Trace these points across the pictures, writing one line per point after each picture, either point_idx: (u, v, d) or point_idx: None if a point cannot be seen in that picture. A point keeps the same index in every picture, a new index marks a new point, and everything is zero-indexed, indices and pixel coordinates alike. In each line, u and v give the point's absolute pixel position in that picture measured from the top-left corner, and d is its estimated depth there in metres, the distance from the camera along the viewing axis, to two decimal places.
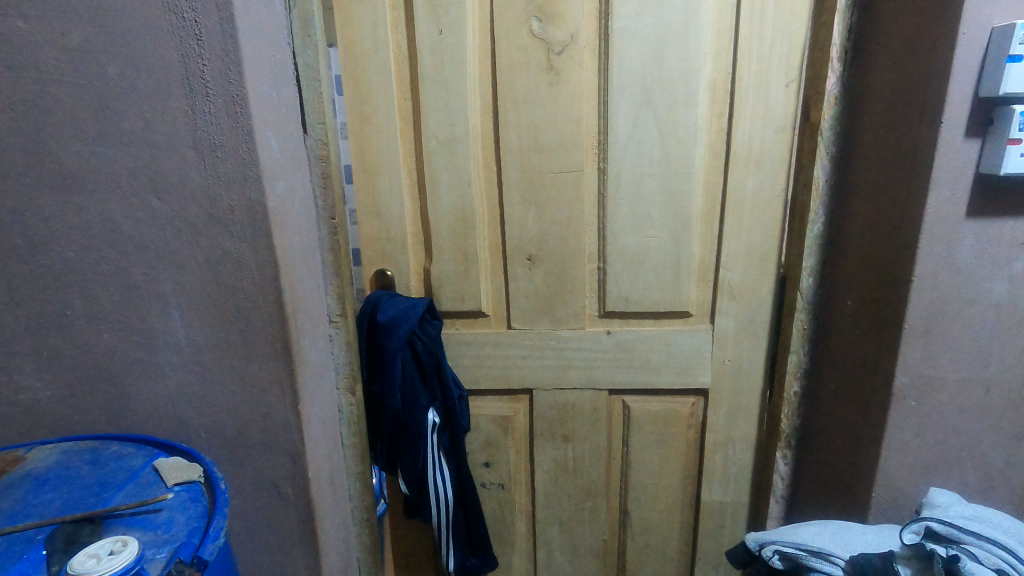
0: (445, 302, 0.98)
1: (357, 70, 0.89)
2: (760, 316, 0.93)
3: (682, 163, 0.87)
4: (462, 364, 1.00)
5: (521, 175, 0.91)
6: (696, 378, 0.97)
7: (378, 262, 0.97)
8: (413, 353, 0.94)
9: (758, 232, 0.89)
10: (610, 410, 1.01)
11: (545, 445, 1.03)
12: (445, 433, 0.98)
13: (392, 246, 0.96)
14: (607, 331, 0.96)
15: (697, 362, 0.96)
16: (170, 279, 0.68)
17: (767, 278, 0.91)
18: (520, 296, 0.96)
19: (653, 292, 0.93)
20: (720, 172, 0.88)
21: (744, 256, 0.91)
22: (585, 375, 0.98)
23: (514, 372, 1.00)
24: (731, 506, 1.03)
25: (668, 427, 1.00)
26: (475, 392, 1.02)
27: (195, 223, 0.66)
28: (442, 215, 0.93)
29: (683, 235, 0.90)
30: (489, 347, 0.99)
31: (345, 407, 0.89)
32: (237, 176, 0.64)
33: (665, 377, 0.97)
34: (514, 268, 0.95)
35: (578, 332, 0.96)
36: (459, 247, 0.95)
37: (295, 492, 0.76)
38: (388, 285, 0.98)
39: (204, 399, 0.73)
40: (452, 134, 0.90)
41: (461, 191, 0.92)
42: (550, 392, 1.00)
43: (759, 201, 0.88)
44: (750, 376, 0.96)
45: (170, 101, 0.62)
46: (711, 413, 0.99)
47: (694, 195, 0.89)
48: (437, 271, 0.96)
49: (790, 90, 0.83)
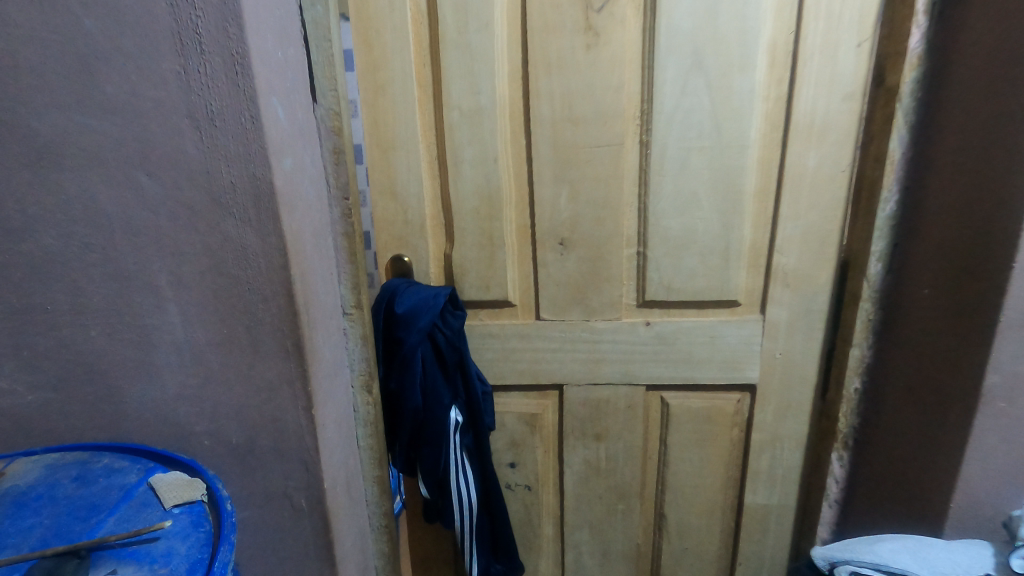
0: (468, 291, 0.90)
1: (371, 33, 0.80)
2: (817, 305, 0.84)
3: (735, 135, 0.78)
4: (485, 358, 0.93)
5: (554, 151, 0.82)
6: (742, 373, 0.89)
7: (394, 247, 0.90)
8: (433, 347, 0.88)
9: (818, 213, 0.80)
10: (647, 407, 0.93)
11: (575, 444, 0.96)
12: (468, 433, 0.93)
13: (410, 230, 0.88)
14: (646, 322, 0.88)
15: (743, 356, 0.88)
16: (166, 269, 0.60)
17: (826, 264, 0.82)
18: (550, 283, 0.88)
19: (697, 279, 0.85)
20: (778, 145, 0.79)
21: (802, 240, 0.81)
22: (620, 370, 0.91)
23: (542, 366, 0.93)
24: (777, 509, 0.95)
25: (710, 425, 0.92)
26: (500, 388, 0.95)
27: (191, 205, 0.58)
28: (466, 196, 0.85)
29: (734, 216, 0.81)
30: (515, 339, 0.92)
31: (361, 407, 0.82)
32: (238, 149, 0.56)
33: (707, 372, 0.89)
34: (544, 253, 0.87)
35: (613, 323, 0.89)
36: (484, 230, 0.87)
37: (309, 504, 0.69)
38: (405, 273, 0.90)
39: (206, 404, 0.65)
40: (479, 104, 0.81)
41: (487, 168, 0.84)
42: (582, 388, 0.93)
43: (820, 177, 0.78)
44: (803, 372, 0.87)
45: (159, 61, 0.53)
46: (757, 411, 0.90)
47: (748, 171, 0.80)
48: (459, 256, 0.89)
49: (862, 51, 0.73)
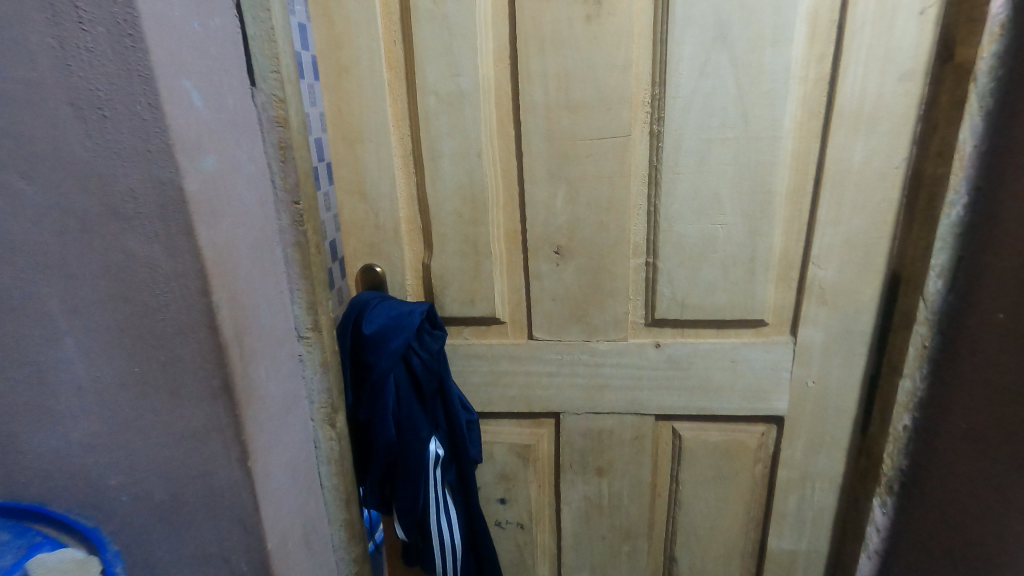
0: (449, 306, 0.78)
1: (331, 4, 0.67)
2: (858, 326, 0.71)
3: (765, 124, 0.65)
4: (471, 382, 0.81)
5: (548, 144, 0.69)
6: (768, 403, 0.76)
7: (364, 255, 0.78)
8: (409, 371, 0.76)
9: (863, 218, 0.67)
10: (656, 439, 0.81)
11: (574, 479, 0.84)
12: (451, 466, 0.81)
13: (382, 236, 0.76)
14: (656, 344, 0.76)
15: (769, 383, 0.76)
16: (56, 295, 0.48)
17: (871, 278, 0.69)
18: (544, 298, 0.76)
19: (716, 295, 0.72)
20: (817, 136, 0.65)
21: (843, 249, 0.68)
22: (625, 397, 0.79)
23: (536, 392, 0.81)
24: (804, 554, 0.83)
25: (729, 460, 0.80)
26: (488, 416, 0.84)
27: (82, 216, 0.45)
28: (446, 196, 0.73)
29: (762, 221, 0.68)
30: (505, 361, 0.80)
31: (324, 444, 0.71)
32: (135, 146, 0.44)
33: (726, 401, 0.77)
34: (536, 263, 0.75)
35: (618, 344, 0.77)
36: (467, 236, 0.74)
37: (252, 570, 0.58)
38: (377, 285, 0.78)
39: (120, 457, 0.53)
40: (459, 88, 0.68)
41: (469, 164, 0.71)
42: (581, 416, 0.81)
43: (867, 175, 0.65)
44: (840, 402, 0.75)
45: (26, 32, 0.41)
46: (785, 445, 0.78)
47: (780, 167, 0.66)
48: (439, 267, 0.76)
49: (924, 20, 0.59)
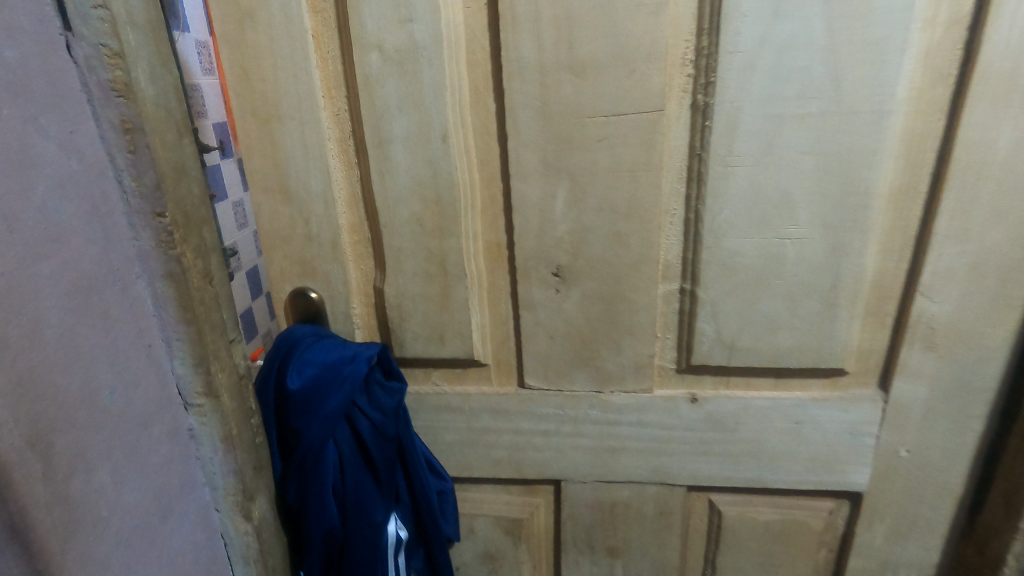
0: (412, 343, 0.58)
1: None
2: (980, 380, 0.51)
3: (868, 93, 0.43)
4: (443, 440, 0.62)
5: (543, 123, 0.48)
6: (842, 476, 0.57)
7: (295, 276, 0.57)
8: (354, 436, 0.55)
9: (1003, 231, 0.46)
10: (687, 513, 0.62)
11: (578, 560, 0.65)
12: (419, 548, 0.62)
13: (316, 251, 0.56)
14: (690, 398, 0.56)
15: (845, 451, 0.56)
16: None
17: (1005, 315, 0.48)
18: (539, 335, 0.56)
19: (779, 336, 0.52)
20: (941, 110, 0.44)
21: (968, 275, 0.47)
22: (648, 464, 0.59)
23: (529, 454, 0.61)
24: None
25: (783, 542, 0.61)
26: (468, 480, 0.64)
27: None
28: (399, 197, 0.52)
29: (852, 234, 0.47)
30: (487, 416, 0.60)
31: (237, 541, 0.52)
32: None
33: (785, 472, 0.57)
34: (528, 289, 0.54)
35: (638, 397, 0.57)
36: (432, 252, 0.54)
37: None
38: (314, 316, 0.58)
39: None
40: (412, 40, 0.47)
41: (431, 152, 0.50)
42: (589, 486, 0.61)
43: (1016, 168, 0.44)
44: (943, 477, 0.55)
45: None
46: (861, 528, 0.58)
47: (885, 157, 0.45)
48: (396, 293, 0.56)
49: None
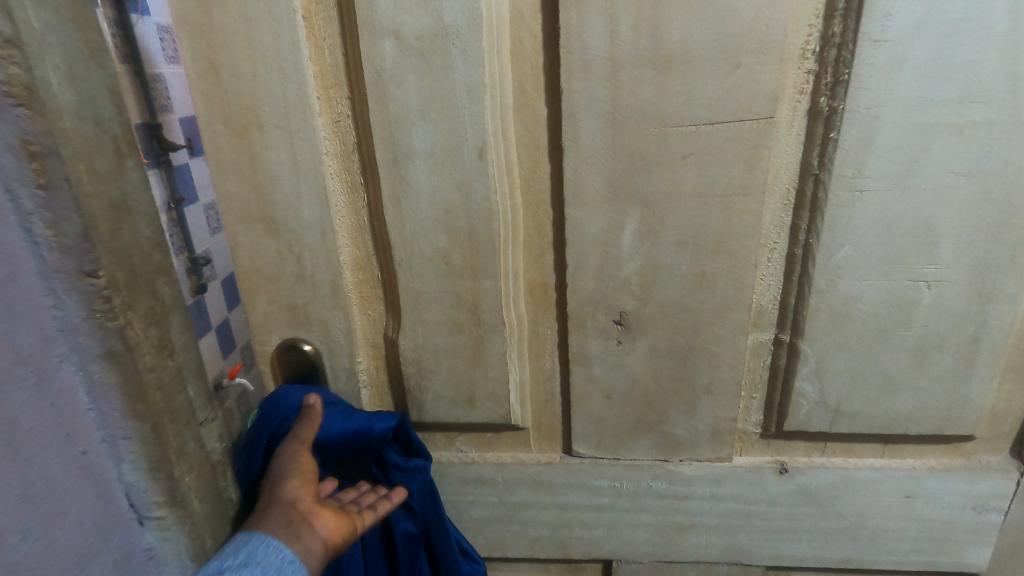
0: (433, 406, 0.47)
1: None
2: None
3: None
4: (470, 517, 0.51)
5: (613, 134, 0.37)
6: (958, 557, 0.47)
7: (284, 326, 0.45)
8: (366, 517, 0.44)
9: None
10: None
11: None
12: None
13: (312, 295, 0.44)
14: (779, 467, 0.46)
15: (965, 529, 0.46)
16: None
17: None
18: (593, 395, 0.45)
19: (899, 398, 0.42)
20: None
21: None
22: (721, 543, 0.49)
23: (576, 533, 0.50)
24: None
25: None
26: (499, 560, 0.53)
27: None
28: (419, 229, 0.40)
29: (1008, 277, 0.37)
30: (526, 489, 0.49)
31: None
32: None
33: (888, 554, 0.47)
34: (582, 341, 0.43)
35: (715, 468, 0.46)
36: (461, 297, 0.42)
37: None
38: (310, 374, 0.46)
39: None
40: (440, 22, 0.35)
41: (463, 171, 0.38)
42: (647, 567, 0.51)
43: None
44: None
45: None
46: None
47: None
48: (414, 346, 0.44)
49: None
